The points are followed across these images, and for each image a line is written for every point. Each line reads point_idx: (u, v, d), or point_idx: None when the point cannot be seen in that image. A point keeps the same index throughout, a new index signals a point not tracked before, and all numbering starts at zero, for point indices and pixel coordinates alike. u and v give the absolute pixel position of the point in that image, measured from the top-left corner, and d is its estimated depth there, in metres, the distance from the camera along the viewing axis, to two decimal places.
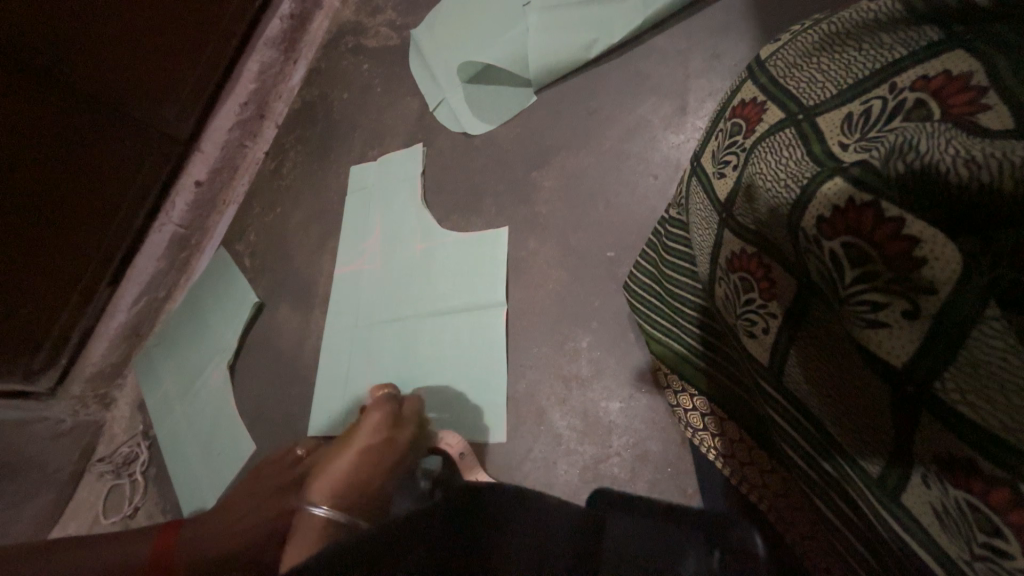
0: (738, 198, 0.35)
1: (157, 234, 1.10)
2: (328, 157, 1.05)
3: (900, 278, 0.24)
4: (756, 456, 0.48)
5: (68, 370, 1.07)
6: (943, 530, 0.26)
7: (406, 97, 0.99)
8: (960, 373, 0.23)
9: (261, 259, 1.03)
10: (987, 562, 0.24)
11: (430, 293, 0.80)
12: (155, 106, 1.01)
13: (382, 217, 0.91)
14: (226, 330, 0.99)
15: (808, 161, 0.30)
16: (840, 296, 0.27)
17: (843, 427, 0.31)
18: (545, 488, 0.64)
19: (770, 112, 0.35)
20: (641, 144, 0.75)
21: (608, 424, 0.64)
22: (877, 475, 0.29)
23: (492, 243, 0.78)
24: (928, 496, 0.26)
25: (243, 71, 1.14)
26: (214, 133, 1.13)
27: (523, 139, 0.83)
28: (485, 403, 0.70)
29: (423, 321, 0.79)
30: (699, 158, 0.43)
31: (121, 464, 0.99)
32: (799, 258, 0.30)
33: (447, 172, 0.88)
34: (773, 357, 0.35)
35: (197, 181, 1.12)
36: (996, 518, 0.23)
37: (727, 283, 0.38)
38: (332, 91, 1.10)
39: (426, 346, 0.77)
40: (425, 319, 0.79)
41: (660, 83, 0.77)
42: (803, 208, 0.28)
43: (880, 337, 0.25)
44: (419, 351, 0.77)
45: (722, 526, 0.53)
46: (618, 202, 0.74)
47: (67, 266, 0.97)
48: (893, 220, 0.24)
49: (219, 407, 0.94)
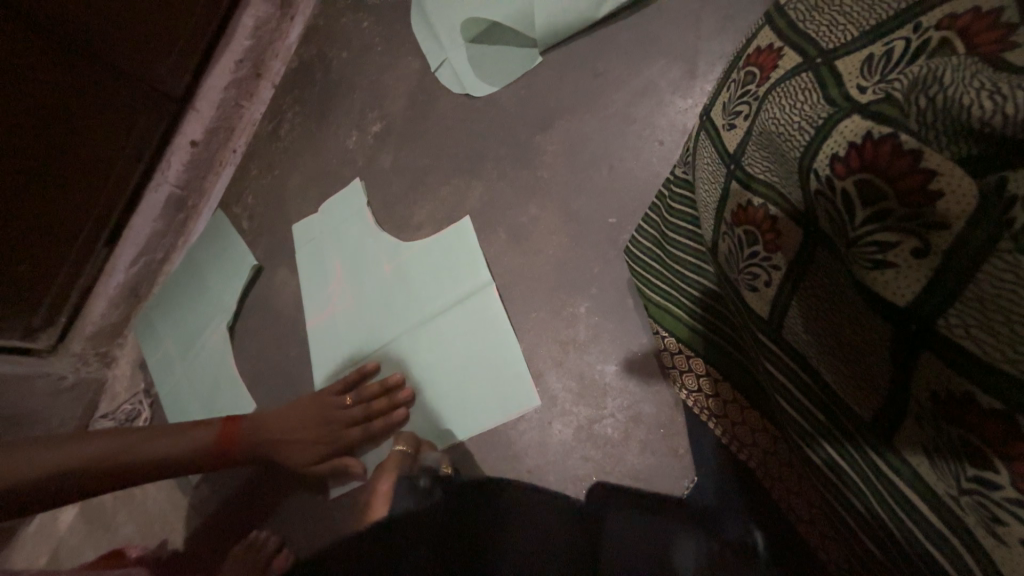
0: (749, 148, 0.34)
1: (156, 193, 1.08)
2: (325, 118, 1.01)
3: (912, 215, 0.24)
4: (748, 416, 0.50)
5: (69, 329, 1.08)
6: (932, 469, 0.27)
7: (407, 56, 0.94)
8: (966, 309, 0.23)
9: (259, 222, 1.02)
10: (975, 495, 0.25)
11: (423, 283, 0.77)
12: (150, 62, 0.97)
13: (374, 202, 0.89)
14: (224, 292, 0.98)
15: (824, 103, 0.28)
16: (849, 239, 0.27)
17: (841, 375, 0.32)
18: (539, 447, 0.66)
19: (787, 57, 0.34)
20: (648, 108, 0.73)
21: (603, 386, 0.65)
22: (872, 418, 0.30)
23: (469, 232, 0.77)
24: (921, 436, 0.27)
25: (239, 27, 1.08)
26: (208, 92, 1.08)
27: (528, 101, 0.81)
28: (507, 377, 0.68)
29: (418, 307, 0.76)
30: (708, 111, 0.42)
31: (123, 420, 1.02)
32: (808, 205, 0.29)
33: (448, 134, 0.86)
34: (774, 310, 0.35)
35: (192, 141, 1.07)
36: (988, 451, 0.24)
37: (731, 238, 0.37)
38: (330, 49, 1.04)
39: (425, 330, 0.75)
40: (418, 306, 0.76)
41: (670, 45, 0.74)
42: (816, 149, 0.28)
43: (886, 278, 0.25)
44: (419, 337, 0.75)
45: (713, 517, 0.56)
46: (622, 167, 0.72)
47: (65, 224, 0.96)
48: (911, 153, 0.23)
49: (218, 366, 0.95)
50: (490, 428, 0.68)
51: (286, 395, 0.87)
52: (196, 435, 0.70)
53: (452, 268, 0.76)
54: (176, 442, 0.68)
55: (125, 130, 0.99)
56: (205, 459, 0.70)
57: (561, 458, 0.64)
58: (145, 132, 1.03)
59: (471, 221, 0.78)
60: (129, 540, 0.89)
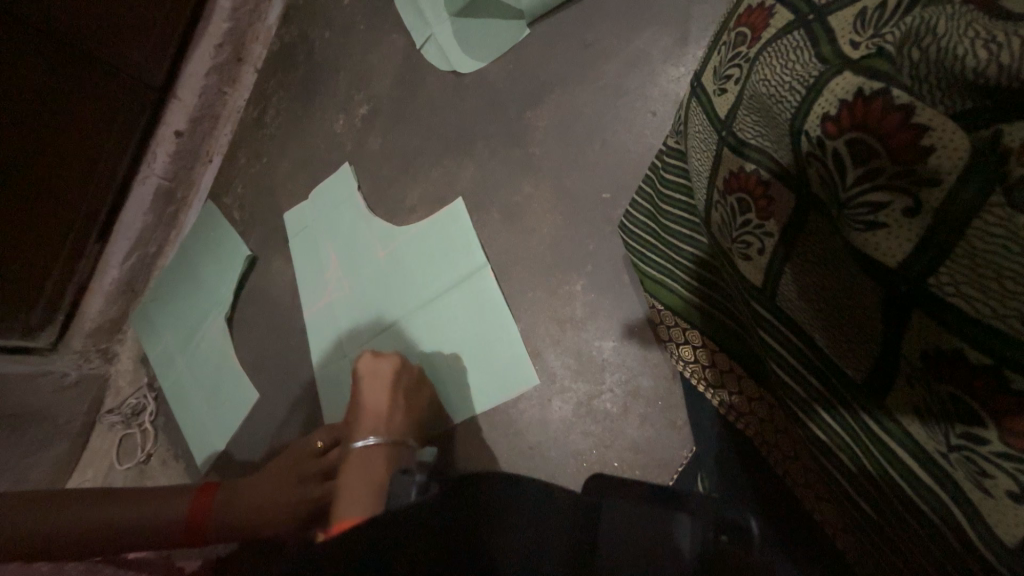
0: (740, 113, 0.33)
1: (142, 187, 1.06)
2: (311, 103, 0.99)
3: (905, 173, 0.23)
4: (744, 384, 0.51)
5: (67, 326, 1.08)
6: (922, 428, 0.28)
7: (391, 33, 0.91)
8: (956, 266, 0.23)
9: (250, 211, 1.01)
10: (962, 451, 0.26)
11: (418, 267, 0.77)
12: (126, 50, 0.94)
13: (366, 187, 0.88)
14: (221, 283, 0.98)
15: (814, 61, 0.27)
16: (841, 201, 0.26)
17: (832, 339, 0.32)
18: (540, 423, 0.67)
19: (778, 14, 0.31)
20: (639, 79, 0.71)
21: (601, 362, 0.65)
22: (863, 381, 0.31)
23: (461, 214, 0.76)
24: (911, 395, 0.28)
25: (216, 9, 1.03)
26: (189, 79, 1.04)
27: (517, 76, 0.78)
28: (505, 359, 0.68)
29: (414, 292, 0.76)
30: (699, 76, 0.40)
31: (130, 414, 1.02)
32: (801, 170, 0.29)
33: (437, 114, 0.84)
34: (766, 277, 0.35)
35: (177, 131, 1.05)
36: (976, 407, 0.24)
37: (724, 206, 0.37)
38: (312, 30, 1.01)
39: (422, 314, 0.75)
40: (414, 291, 0.76)
41: (662, 11, 0.71)
42: (807, 110, 0.27)
43: (878, 239, 0.25)
44: (417, 321, 0.75)
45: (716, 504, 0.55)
46: (615, 141, 0.71)
47: (53, 221, 0.95)
48: (902, 108, 0.23)
49: (220, 356, 0.95)
50: (493, 407, 0.69)
51: (289, 383, 0.88)
52: (167, 506, 0.62)
53: (446, 252, 0.75)
54: (137, 511, 0.61)
55: (107, 123, 0.97)
56: (170, 533, 0.61)
57: (561, 434, 0.65)
58: (127, 125, 1.01)
59: (463, 202, 0.77)
60: None
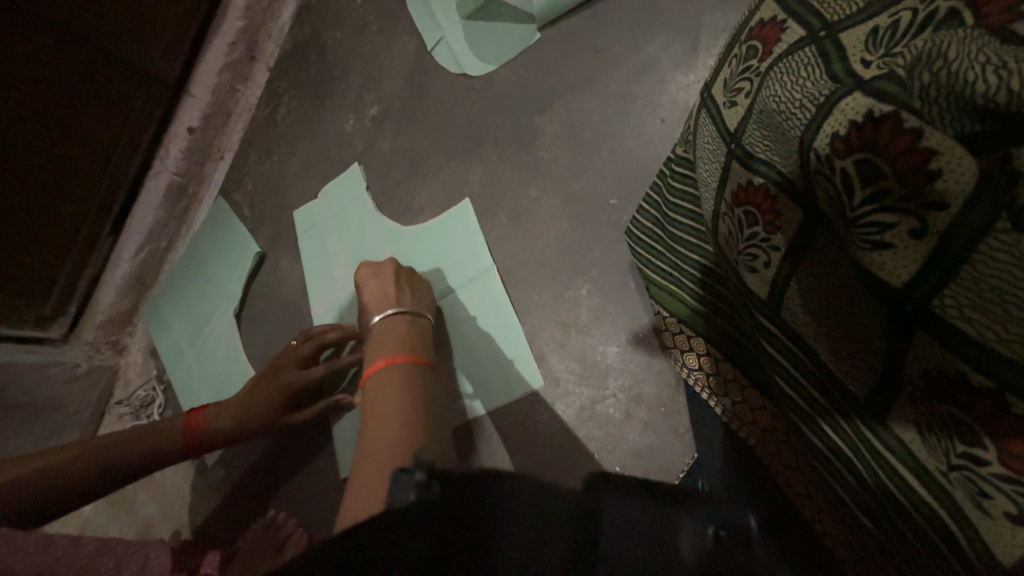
0: (749, 127, 0.34)
1: (155, 182, 1.07)
2: (322, 102, 1.00)
3: (912, 196, 0.23)
4: (749, 394, 0.51)
5: (80, 318, 1.10)
6: (923, 446, 0.28)
7: (402, 35, 0.92)
8: (960, 290, 0.23)
9: (261, 208, 1.02)
10: (963, 471, 0.26)
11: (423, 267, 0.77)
12: (142, 47, 0.96)
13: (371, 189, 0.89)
14: (231, 277, 1.00)
15: (826, 80, 0.28)
16: (848, 219, 0.27)
17: (836, 355, 0.32)
18: (543, 426, 0.66)
19: (790, 30, 0.32)
20: (650, 85, 0.71)
21: (605, 367, 0.66)
22: (865, 399, 0.31)
23: (463, 215, 0.77)
24: (912, 415, 0.28)
25: (231, 7, 1.05)
26: (202, 77, 1.06)
27: (526, 80, 0.79)
28: (512, 361, 0.68)
29: None
30: (710, 87, 0.41)
31: (139, 406, 1.04)
32: (807, 185, 0.29)
33: (446, 116, 0.84)
34: (772, 290, 0.35)
35: (189, 127, 1.06)
36: (974, 426, 0.24)
37: (731, 218, 0.37)
38: (324, 30, 1.02)
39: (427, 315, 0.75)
40: None
41: (673, 18, 0.71)
42: (816, 129, 0.27)
43: (883, 259, 0.25)
44: None
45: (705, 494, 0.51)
46: (623, 147, 0.71)
47: (68, 213, 0.97)
48: (911, 131, 0.23)
49: (227, 349, 0.97)
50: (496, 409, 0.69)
51: None
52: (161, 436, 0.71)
53: (450, 251, 0.76)
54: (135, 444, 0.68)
55: (121, 117, 0.98)
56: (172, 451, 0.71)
57: (564, 437, 0.65)
58: (142, 120, 1.03)
59: (470, 203, 0.78)
60: (149, 520, 0.91)
